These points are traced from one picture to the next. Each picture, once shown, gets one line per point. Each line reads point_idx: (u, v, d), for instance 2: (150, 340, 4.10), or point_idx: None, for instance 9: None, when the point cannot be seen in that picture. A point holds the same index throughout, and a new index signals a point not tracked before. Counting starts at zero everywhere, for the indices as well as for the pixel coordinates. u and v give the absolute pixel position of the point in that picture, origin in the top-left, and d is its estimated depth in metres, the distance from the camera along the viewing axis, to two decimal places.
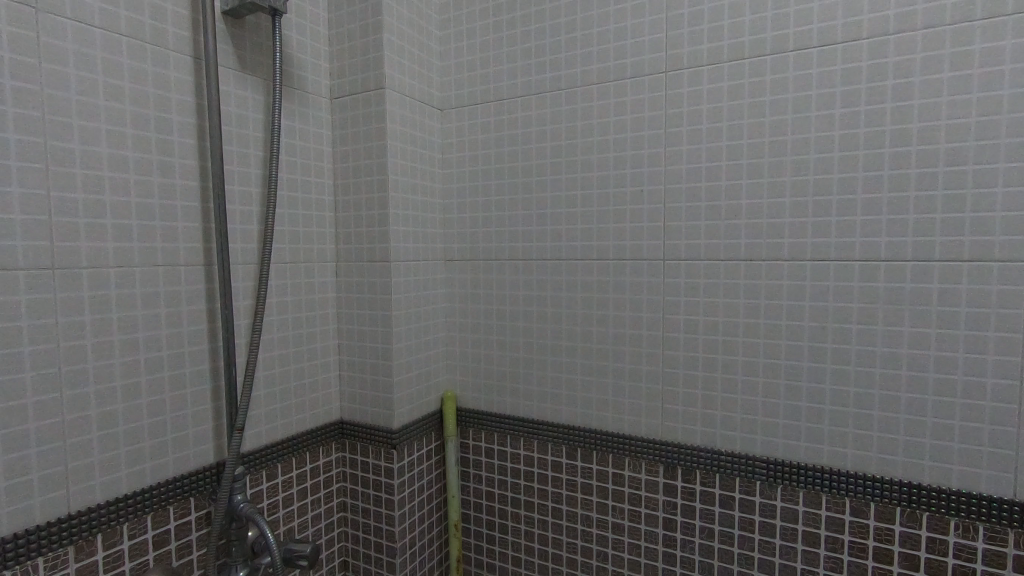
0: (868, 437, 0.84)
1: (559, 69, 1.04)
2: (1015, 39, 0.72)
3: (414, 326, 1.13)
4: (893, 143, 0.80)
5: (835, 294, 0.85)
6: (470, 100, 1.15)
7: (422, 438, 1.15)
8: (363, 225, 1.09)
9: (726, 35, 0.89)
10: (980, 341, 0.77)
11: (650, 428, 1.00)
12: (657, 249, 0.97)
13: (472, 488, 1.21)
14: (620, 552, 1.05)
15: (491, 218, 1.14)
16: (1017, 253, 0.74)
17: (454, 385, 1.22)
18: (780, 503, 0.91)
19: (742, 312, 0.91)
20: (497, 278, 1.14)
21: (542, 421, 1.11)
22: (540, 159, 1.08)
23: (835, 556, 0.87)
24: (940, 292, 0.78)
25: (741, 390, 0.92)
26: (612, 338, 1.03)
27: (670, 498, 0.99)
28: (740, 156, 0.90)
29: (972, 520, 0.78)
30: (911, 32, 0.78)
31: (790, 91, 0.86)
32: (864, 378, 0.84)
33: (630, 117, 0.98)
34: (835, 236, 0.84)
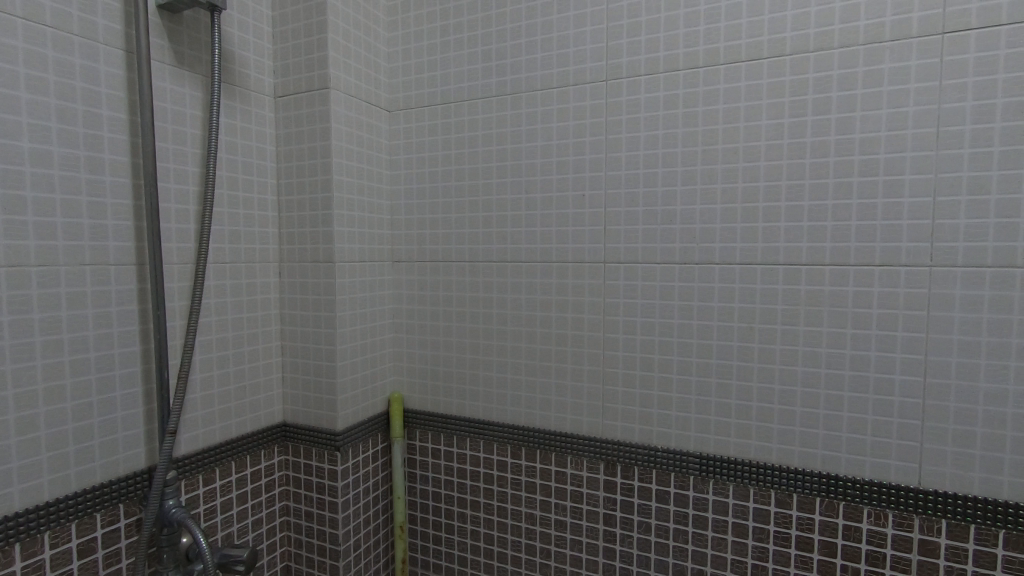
0: (792, 431, 0.88)
1: (504, 74, 1.06)
2: (920, 59, 0.78)
3: (360, 327, 1.13)
4: (812, 153, 0.84)
5: (761, 296, 0.89)
6: (417, 103, 1.15)
7: (367, 440, 1.15)
8: (307, 226, 1.08)
9: (662, 46, 0.93)
10: (889, 340, 0.82)
11: (591, 426, 1.03)
12: (598, 252, 1.00)
13: (418, 490, 1.21)
14: (563, 548, 1.07)
15: (439, 220, 1.15)
16: (922, 258, 0.79)
17: (401, 387, 1.22)
18: (711, 497, 0.94)
19: (677, 313, 0.95)
20: (443, 280, 1.15)
21: (488, 421, 1.12)
22: (486, 162, 1.09)
23: (761, 546, 0.91)
24: (855, 294, 0.83)
25: (675, 389, 0.96)
26: (554, 339, 1.05)
27: (610, 494, 1.02)
28: (674, 163, 0.93)
29: (884, 507, 0.83)
30: (830, 49, 0.82)
31: (721, 102, 0.90)
32: (788, 375, 0.88)
33: (572, 123, 1.01)
34: (761, 240, 0.88)
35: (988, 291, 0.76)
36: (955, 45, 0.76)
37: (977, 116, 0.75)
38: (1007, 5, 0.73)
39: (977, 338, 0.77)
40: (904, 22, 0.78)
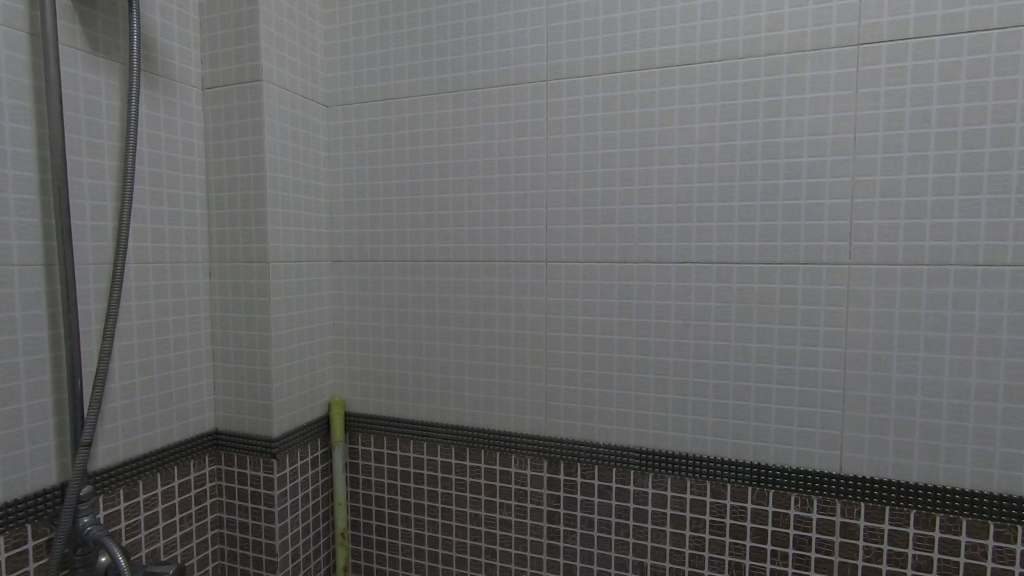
0: (725, 424, 0.92)
1: (445, 71, 1.05)
2: (838, 68, 0.82)
3: (297, 330, 1.09)
4: (742, 156, 0.88)
5: (695, 294, 0.92)
6: (356, 99, 1.13)
7: (306, 445, 1.11)
8: (238, 224, 1.03)
9: (600, 49, 0.94)
10: (813, 335, 0.86)
11: (534, 424, 1.03)
12: (540, 252, 1.01)
13: (360, 495, 1.18)
14: (507, 547, 1.07)
15: (379, 219, 1.12)
16: (841, 256, 0.84)
17: (341, 390, 1.18)
18: (650, 490, 0.96)
19: (616, 311, 0.97)
20: (384, 280, 1.13)
21: (431, 423, 1.11)
22: (428, 161, 1.08)
23: (698, 536, 0.94)
24: (782, 292, 0.87)
25: (616, 385, 0.98)
26: (497, 339, 1.05)
27: (553, 491, 1.03)
28: (613, 164, 0.95)
29: (809, 494, 0.88)
30: (756, 56, 0.86)
31: (657, 105, 0.92)
32: (721, 369, 0.91)
33: (513, 123, 1.01)
34: (695, 240, 0.91)
35: (899, 287, 0.81)
36: (869, 56, 0.81)
37: (888, 123, 0.80)
38: (913, 20, 0.78)
39: (890, 331, 0.82)
40: (823, 33, 0.83)
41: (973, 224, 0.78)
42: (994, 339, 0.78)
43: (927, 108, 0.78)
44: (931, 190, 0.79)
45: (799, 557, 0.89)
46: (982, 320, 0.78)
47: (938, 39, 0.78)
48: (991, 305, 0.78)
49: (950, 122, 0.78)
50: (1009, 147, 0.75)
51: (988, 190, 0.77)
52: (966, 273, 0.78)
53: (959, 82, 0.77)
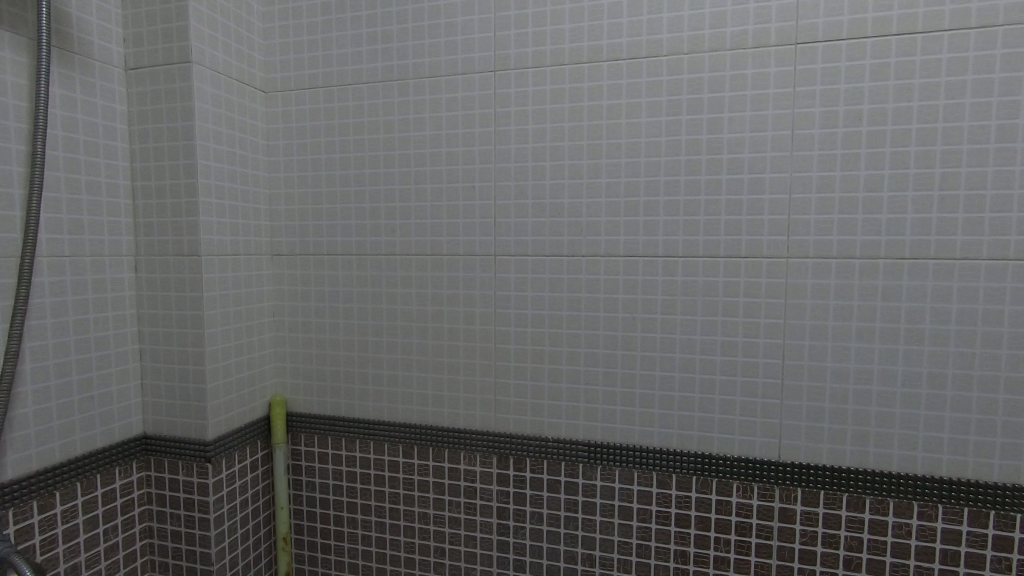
0: (671, 415, 0.93)
1: (390, 59, 1.02)
2: (778, 66, 0.84)
3: (234, 327, 1.03)
4: (687, 151, 0.89)
5: (643, 287, 0.92)
6: (296, 85, 1.08)
7: (245, 448, 1.06)
8: (167, 215, 0.97)
9: (548, 40, 0.93)
10: (754, 327, 0.88)
11: (484, 420, 1.02)
12: (488, 245, 0.99)
13: (304, 497, 1.14)
14: (456, 545, 1.06)
15: (322, 211, 1.08)
16: (780, 250, 0.86)
17: (283, 389, 1.14)
18: (599, 482, 0.97)
19: (566, 305, 0.96)
20: (328, 274, 1.09)
21: (378, 421, 1.08)
22: (373, 151, 1.04)
23: (645, 526, 0.95)
24: (725, 285, 0.89)
25: (565, 379, 0.97)
26: (446, 334, 1.03)
27: (503, 487, 1.02)
28: (561, 157, 0.94)
29: (750, 481, 0.90)
30: (700, 53, 0.87)
31: (604, 98, 0.92)
32: (667, 362, 0.92)
33: (461, 114, 0.99)
34: (642, 234, 0.92)
35: (833, 280, 0.84)
36: (806, 55, 0.83)
37: (824, 121, 0.83)
38: (847, 22, 0.81)
39: (825, 323, 0.85)
40: (763, 31, 0.84)
41: (900, 220, 0.81)
42: (918, 329, 0.82)
43: (859, 107, 0.81)
44: (863, 187, 0.82)
45: (740, 544, 0.91)
46: (908, 311, 0.82)
47: (869, 41, 0.80)
48: (916, 296, 0.82)
49: (879, 121, 0.81)
50: (931, 147, 0.79)
51: (914, 187, 0.80)
52: (894, 266, 0.82)
53: (887, 83, 0.80)
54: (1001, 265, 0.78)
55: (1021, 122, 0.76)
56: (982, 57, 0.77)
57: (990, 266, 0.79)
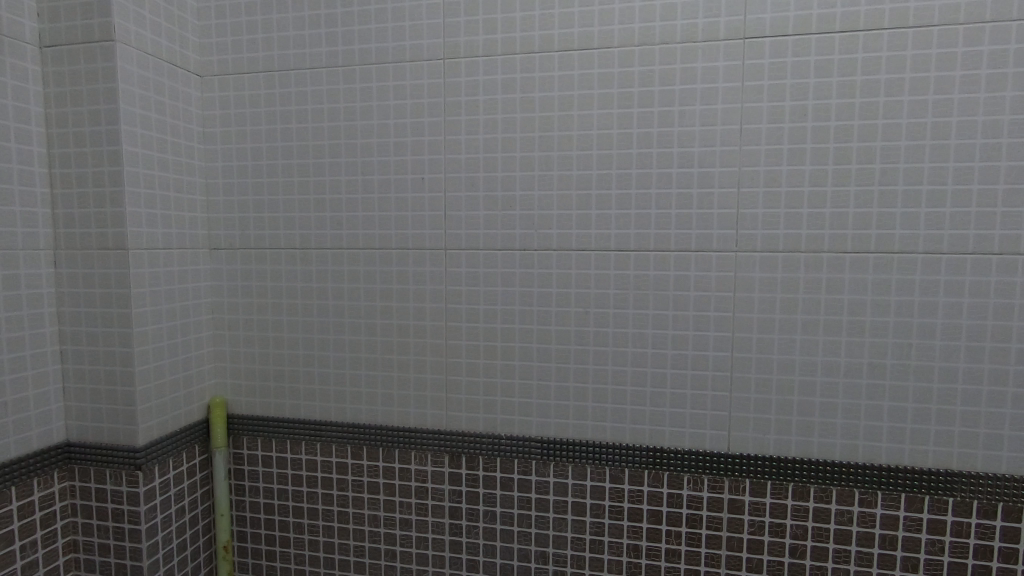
0: (624, 410, 0.92)
1: (335, 44, 0.97)
2: (726, 61, 0.84)
3: (168, 325, 0.97)
4: (638, 144, 0.88)
5: (595, 281, 0.91)
6: (235, 69, 1.02)
7: (181, 453, 1.00)
8: (90, 206, 0.90)
9: (498, 28, 0.91)
10: (704, 320, 0.89)
11: (435, 419, 0.99)
12: (439, 239, 0.96)
13: (247, 503, 1.09)
14: (408, 547, 1.03)
15: (264, 203, 1.03)
16: (729, 244, 0.87)
17: (223, 390, 1.08)
18: (552, 479, 0.96)
19: (518, 300, 0.94)
20: (271, 269, 1.04)
21: (325, 422, 1.03)
22: (317, 140, 1.00)
23: (598, 521, 0.95)
24: (676, 278, 0.89)
25: (518, 375, 0.96)
26: (395, 331, 1.00)
27: (455, 486, 0.99)
28: (513, 148, 0.92)
29: (700, 474, 0.91)
30: (651, 45, 0.86)
31: (556, 89, 0.90)
32: (620, 356, 0.92)
33: (410, 103, 0.95)
34: (594, 227, 0.91)
35: (780, 273, 0.86)
36: (753, 49, 0.83)
37: (771, 116, 0.84)
38: (793, 17, 0.82)
39: (772, 316, 0.86)
40: (713, 25, 0.84)
41: (843, 215, 0.83)
42: (860, 321, 0.84)
43: (804, 103, 0.82)
44: (808, 182, 0.83)
45: (691, 536, 0.92)
46: (851, 303, 0.84)
47: (814, 37, 0.81)
48: (858, 289, 0.84)
49: (823, 117, 0.82)
50: (872, 143, 0.81)
51: (856, 182, 0.82)
52: (837, 260, 0.84)
53: (831, 79, 0.81)
54: (936, 258, 0.81)
55: (954, 120, 0.79)
56: (919, 56, 0.79)
57: (926, 259, 0.81)
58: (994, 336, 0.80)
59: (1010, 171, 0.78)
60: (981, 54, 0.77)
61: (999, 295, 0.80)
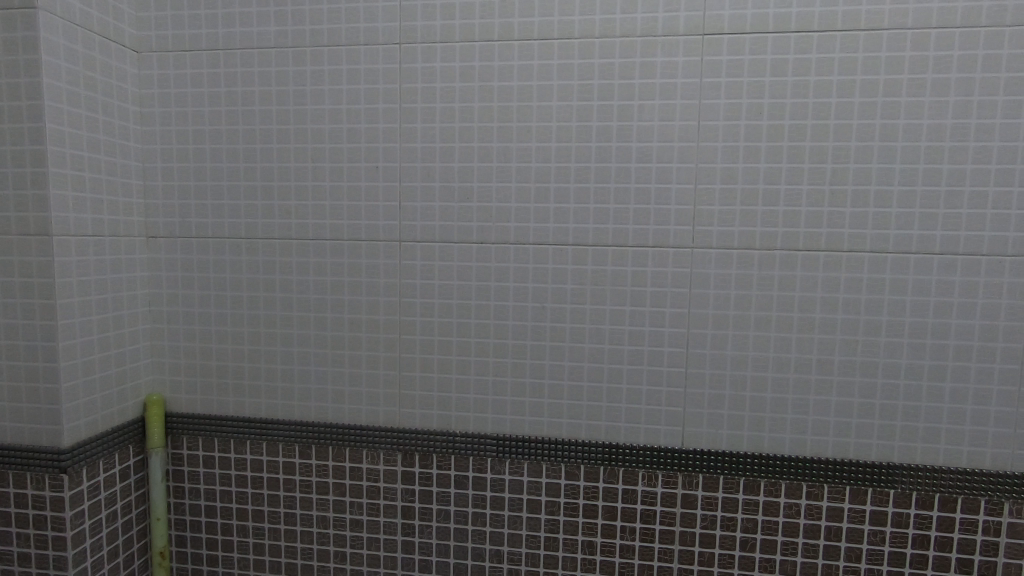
0: (580, 406, 0.92)
1: (285, 23, 0.92)
2: (685, 56, 0.84)
3: (98, 318, 0.90)
4: (598, 138, 0.87)
5: (553, 276, 0.90)
6: (175, 46, 0.96)
7: (113, 455, 0.94)
8: (8, 188, 0.82)
9: (456, 14, 0.88)
10: (660, 316, 0.88)
11: (388, 417, 0.96)
12: (393, 230, 0.93)
13: (186, 506, 1.03)
14: (358, 548, 0.99)
15: (206, 188, 0.97)
16: (686, 240, 0.87)
17: (161, 387, 1.02)
18: (507, 476, 0.94)
19: (474, 294, 0.92)
20: (213, 259, 0.98)
21: (271, 420, 0.99)
22: (264, 124, 0.95)
23: (553, 519, 0.94)
24: (633, 273, 0.88)
25: (473, 371, 0.94)
26: (347, 325, 0.96)
27: (407, 485, 0.97)
28: (470, 138, 0.90)
29: (655, 470, 0.91)
30: (611, 37, 0.85)
31: (515, 79, 0.88)
32: (576, 352, 0.91)
33: (364, 88, 0.91)
34: (552, 221, 0.89)
35: (734, 270, 0.86)
36: (712, 46, 0.83)
37: (728, 113, 0.84)
38: (751, 16, 0.82)
39: (726, 312, 0.87)
40: (673, 19, 0.84)
41: (795, 213, 0.84)
42: (810, 318, 0.85)
43: (760, 101, 0.83)
44: (762, 179, 0.84)
45: (645, 531, 0.92)
46: (801, 300, 0.85)
47: (771, 36, 0.82)
48: (808, 286, 0.85)
49: (778, 115, 0.83)
50: (824, 143, 0.82)
51: (809, 181, 0.83)
52: (789, 257, 0.85)
53: (786, 78, 0.82)
54: (882, 257, 0.83)
55: (901, 122, 0.81)
56: (869, 59, 0.80)
57: (873, 258, 0.83)
58: (934, 333, 0.83)
59: (951, 174, 0.80)
60: (927, 59, 0.79)
61: (940, 294, 0.82)
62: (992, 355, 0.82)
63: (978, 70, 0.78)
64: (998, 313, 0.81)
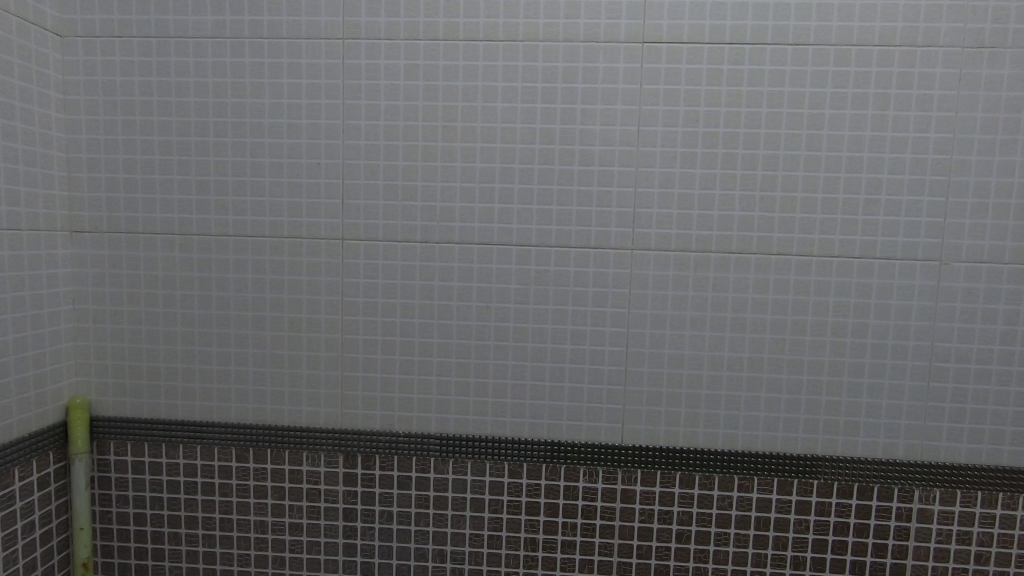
0: (523, 405, 0.93)
1: (222, 13, 0.89)
2: (626, 63, 0.86)
3: (14, 317, 0.84)
4: (542, 139, 0.88)
5: (496, 276, 0.91)
6: (103, 31, 0.91)
7: (31, 462, 0.88)
8: None
9: (401, 11, 0.87)
10: (601, 315, 0.91)
11: (329, 418, 0.94)
12: (335, 228, 0.91)
13: (113, 514, 0.98)
14: (298, 553, 0.97)
15: (137, 181, 0.93)
16: (626, 241, 0.89)
17: (86, 390, 0.97)
18: (451, 476, 0.94)
19: (418, 293, 0.92)
20: (144, 256, 0.94)
21: (206, 422, 0.96)
22: (200, 116, 0.91)
23: (496, 517, 0.94)
24: (575, 274, 0.90)
25: (417, 371, 0.93)
26: (287, 324, 0.94)
27: (349, 487, 0.95)
28: (415, 137, 0.89)
29: (596, 466, 0.93)
30: (554, 42, 0.87)
31: (460, 79, 0.88)
32: (520, 351, 0.92)
33: (306, 82, 0.90)
34: (497, 221, 0.90)
35: (672, 271, 0.89)
36: (652, 54, 0.86)
37: (666, 120, 0.87)
38: (688, 26, 0.85)
39: (664, 312, 0.90)
40: (614, 26, 0.86)
41: (729, 217, 0.88)
42: (742, 318, 0.89)
43: (697, 109, 0.86)
44: (698, 184, 0.87)
45: (585, 527, 0.94)
46: (734, 301, 0.89)
47: (706, 47, 0.85)
48: (740, 288, 0.89)
49: (713, 123, 0.86)
50: (755, 150, 0.86)
51: (741, 186, 0.87)
52: (722, 259, 0.88)
53: (720, 88, 0.86)
54: (808, 260, 0.87)
55: (825, 133, 0.85)
56: (796, 72, 0.85)
57: (799, 261, 0.88)
58: (854, 332, 0.88)
59: (869, 183, 0.86)
60: (848, 75, 0.84)
61: (860, 295, 0.88)
62: (904, 353, 0.88)
63: (894, 86, 0.84)
64: (910, 314, 0.87)
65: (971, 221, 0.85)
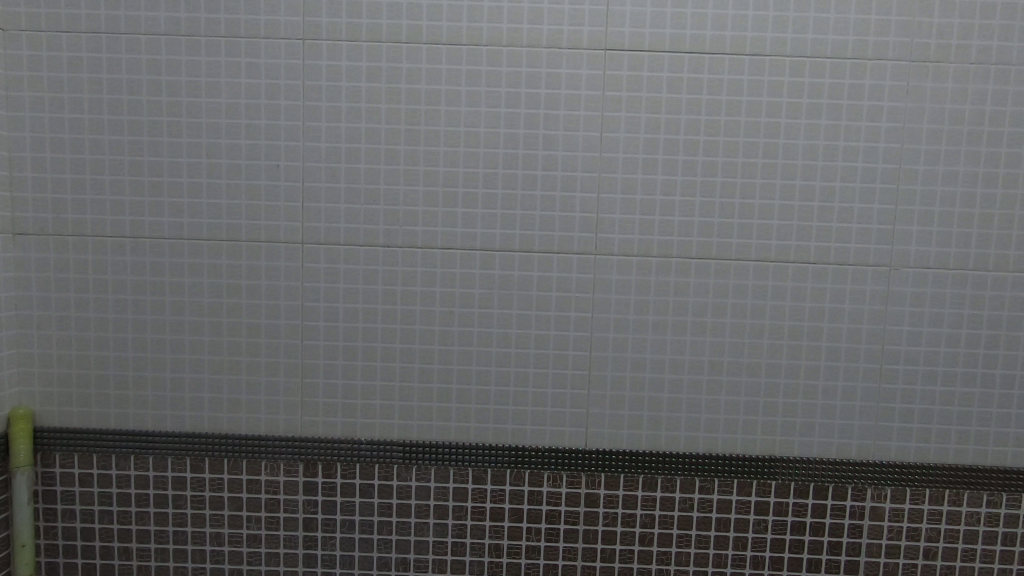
0: (487, 410, 0.92)
1: (177, 10, 0.87)
2: (588, 69, 0.87)
3: None
4: (506, 144, 0.88)
5: (459, 280, 0.90)
6: (49, 26, 0.87)
7: None
8: None
9: (362, 13, 0.86)
10: (565, 320, 0.91)
11: (289, 426, 0.92)
12: (295, 232, 0.90)
13: (59, 529, 0.94)
14: (256, 565, 0.95)
15: (85, 182, 0.89)
16: (589, 246, 0.90)
17: (30, 399, 0.92)
18: (414, 483, 0.93)
19: (381, 297, 0.91)
20: (93, 260, 0.90)
21: (159, 432, 0.92)
22: (153, 116, 0.88)
23: (460, 523, 0.94)
24: (538, 279, 0.90)
25: (380, 376, 0.92)
26: (244, 330, 0.91)
27: (309, 496, 0.93)
28: (377, 140, 0.88)
29: (559, 471, 0.93)
30: (518, 47, 0.87)
31: (423, 82, 0.87)
32: (483, 356, 0.91)
33: (264, 83, 0.88)
34: (460, 225, 0.89)
35: (634, 276, 0.90)
36: (613, 61, 0.87)
37: (628, 126, 0.88)
38: (648, 35, 0.86)
39: (627, 317, 0.91)
40: (576, 33, 0.86)
41: (689, 223, 0.89)
42: (702, 322, 0.91)
43: (658, 116, 0.87)
44: (659, 190, 0.89)
45: (550, 531, 0.94)
46: (694, 305, 0.90)
47: (666, 55, 0.87)
48: (700, 293, 0.90)
49: (674, 130, 0.88)
50: (714, 157, 0.88)
51: (701, 192, 0.89)
52: (683, 264, 0.90)
53: (681, 96, 0.87)
54: (765, 266, 0.89)
55: (780, 142, 0.88)
56: (753, 82, 0.87)
57: (756, 266, 0.90)
58: (809, 336, 0.91)
59: (823, 191, 0.88)
60: (803, 85, 0.87)
61: (814, 299, 0.90)
62: (856, 356, 0.91)
63: (845, 97, 0.87)
64: (862, 318, 0.90)
65: (919, 228, 0.88)
